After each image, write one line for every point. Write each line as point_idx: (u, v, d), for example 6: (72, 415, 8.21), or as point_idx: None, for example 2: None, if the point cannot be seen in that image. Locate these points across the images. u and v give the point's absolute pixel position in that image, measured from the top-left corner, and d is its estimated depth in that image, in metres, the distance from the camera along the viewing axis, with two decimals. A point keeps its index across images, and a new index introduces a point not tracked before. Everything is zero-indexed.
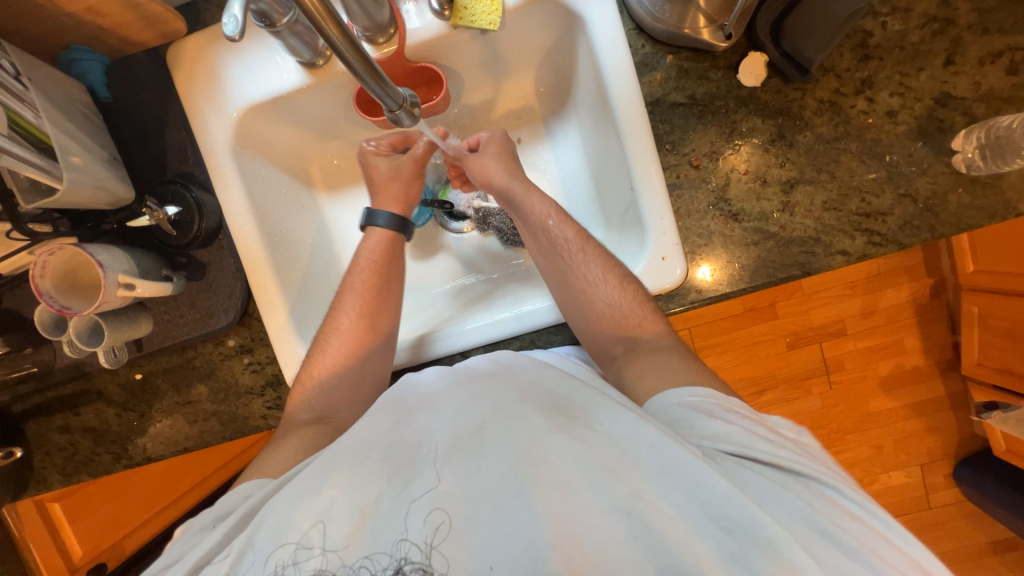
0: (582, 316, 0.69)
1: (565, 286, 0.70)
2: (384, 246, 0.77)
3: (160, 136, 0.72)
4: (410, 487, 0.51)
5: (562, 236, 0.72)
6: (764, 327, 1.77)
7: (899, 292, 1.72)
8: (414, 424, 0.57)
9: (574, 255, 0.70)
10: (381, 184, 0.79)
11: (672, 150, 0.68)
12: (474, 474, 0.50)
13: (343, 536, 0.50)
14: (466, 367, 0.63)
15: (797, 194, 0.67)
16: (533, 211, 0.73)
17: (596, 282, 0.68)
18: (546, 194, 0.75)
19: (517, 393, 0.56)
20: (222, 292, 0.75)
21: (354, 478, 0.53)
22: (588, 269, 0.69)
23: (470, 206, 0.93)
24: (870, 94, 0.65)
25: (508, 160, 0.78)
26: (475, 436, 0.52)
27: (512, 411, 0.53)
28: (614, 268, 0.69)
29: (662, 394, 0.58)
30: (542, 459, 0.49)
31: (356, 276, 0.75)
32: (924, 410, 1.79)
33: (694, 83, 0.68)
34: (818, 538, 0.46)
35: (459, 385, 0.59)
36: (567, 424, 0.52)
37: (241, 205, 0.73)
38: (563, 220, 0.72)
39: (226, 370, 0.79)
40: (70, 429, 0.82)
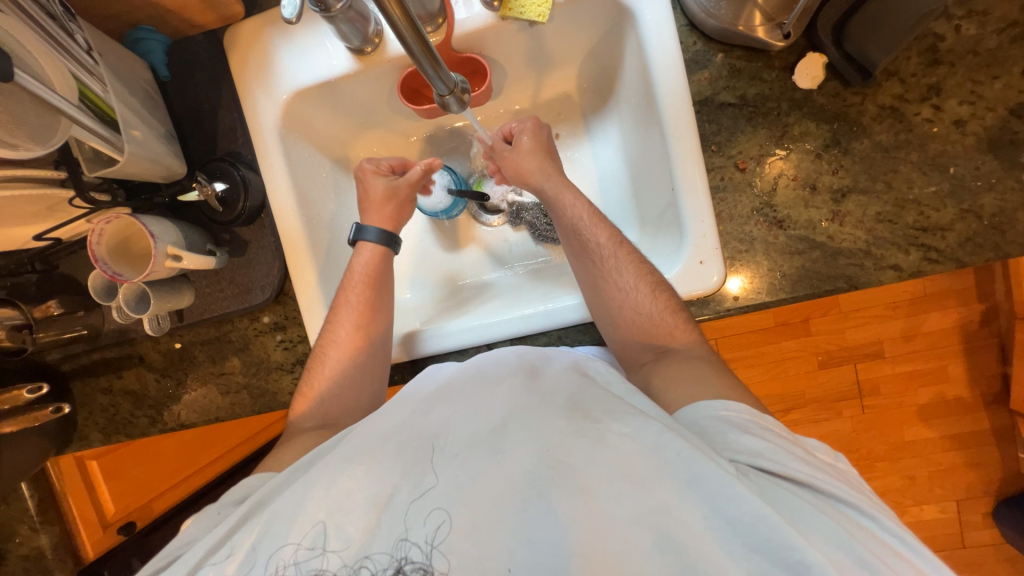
0: (613, 316, 0.68)
1: (594, 285, 0.69)
2: (373, 263, 0.77)
3: (213, 116, 0.75)
4: (424, 482, 0.51)
5: (597, 248, 0.70)
6: (795, 343, 1.71)
7: (946, 316, 1.63)
8: (433, 415, 0.57)
9: (606, 261, 0.69)
10: (375, 203, 0.79)
11: (718, 151, 0.66)
12: (494, 469, 0.50)
13: (357, 531, 0.50)
14: (489, 359, 0.63)
15: (848, 203, 0.64)
16: (566, 211, 0.73)
17: (629, 287, 0.67)
18: (583, 204, 0.73)
19: (540, 394, 0.56)
20: (261, 269, 0.77)
21: (371, 468, 0.53)
22: (620, 278, 0.68)
23: (504, 199, 0.93)
24: (938, 101, 0.61)
25: (545, 155, 0.77)
26: (495, 433, 0.52)
27: (533, 412, 0.53)
28: (647, 277, 0.68)
29: (695, 404, 0.57)
30: (563, 463, 0.49)
31: (350, 290, 0.75)
32: (965, 443, 1.69)
33: (746, 83, 0.65)
34: (855, 566, 0.43)
35: (478, 379, 0.59)
36: (591, 428, 0.51)
37: (284, 187, 0.75)
38: (600, 230, 0.71)
39: (260, 346, 0.81)
40: (113, 391, 0.86)
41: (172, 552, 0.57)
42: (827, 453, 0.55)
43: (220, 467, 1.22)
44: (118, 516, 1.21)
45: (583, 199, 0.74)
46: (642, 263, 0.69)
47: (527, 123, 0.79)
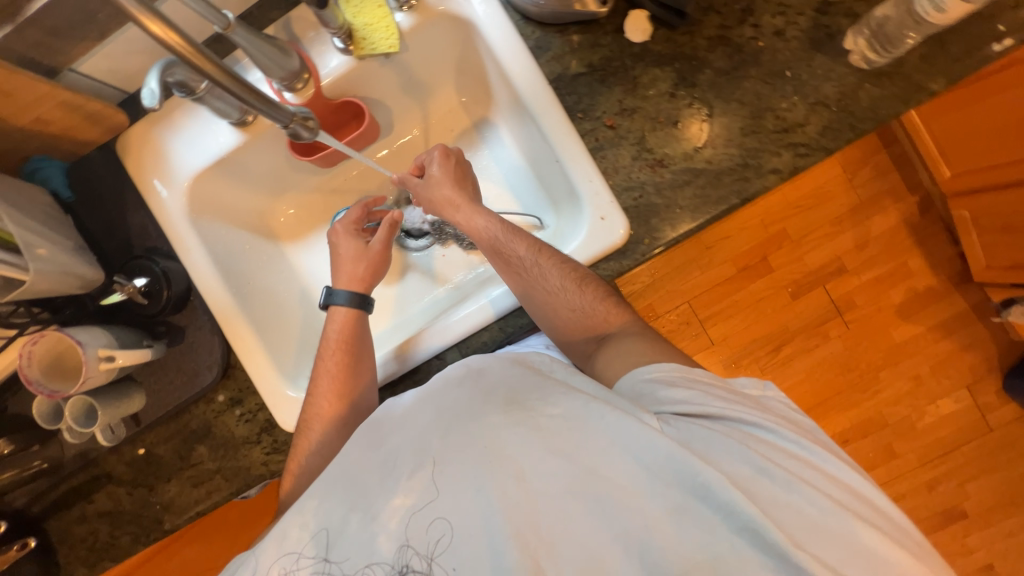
0: (551, 315, 0.70)
1: (527, 290, 0.70)
2: (348, 324, 0.78)
3: (123, 220, 0.78)
4: (375, 508, 0.54)
5: (519, 260, 0.71)
6: (762, 283, 1.75)
7: (887, 216, 1.70)
8: (380, 444, 0.58)
9: (530, 270, 0.70)
10: (347, 262, 0.81)
11: (585, 117, 0.71)
12: (438, 480, 0.53)
13: (320, 568, 0.54)
14: (439, 377, 0.60)
15: (713, 128, 0.69)
16: (480, 233, 0.75)
17: (556, 288, 0.68)
18: (495, 221, 0.75)
19: (477, 392, 0.57)
20: (203, 350, 0.79)
21: (326, 505, 0.56)
22: (547, 281, 0.69)
23: (425, 220, 0.94)
24: (754, 20, 0.68)
25: (460, 180, 0.79)
26: (436, 443, 0.55)
27: (468, 412, 0.55)
28: (572, 274, 0.68)
29: (629, 373, 0.61)
30: (502, 454, 0.52)
31: (328, 358, 0.75)
32: (952, 328, 1.71)
33: (589, 52, 0.71)
34: (756, 475, 0.49)
35: (418, 396, 0.60)
36: (525, 415, 0.53)
37: (206, 265, 0.77)
38: (517, 242, 0.72)
39: (222, 426, 0.81)
40: (89, 518, 0.84)
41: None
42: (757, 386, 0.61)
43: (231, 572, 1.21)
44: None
45: (494, 216, 0.76)
46: (566, 262, 0.69)
47: (433, 151, 0.80)
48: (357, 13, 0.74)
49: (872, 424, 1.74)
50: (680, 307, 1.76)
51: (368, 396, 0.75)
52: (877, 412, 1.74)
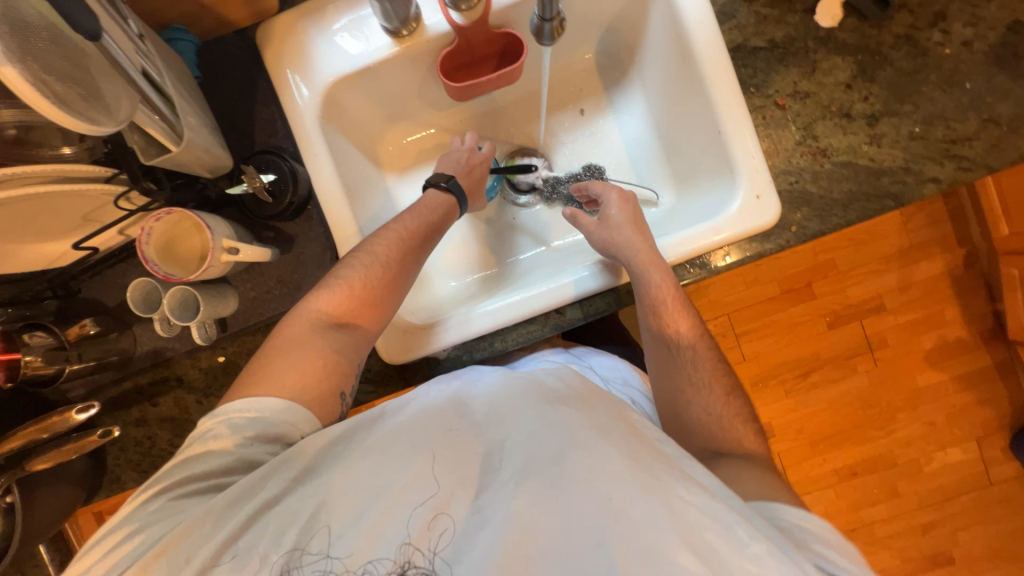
0: (679, 407, 0.73)
1: (665, 364, 0.74)
2: (439, 213, 0.77)
3: (249, 112, 0.73)
4: (479, 497, 0.54)
5: (676, 338, 0.73)
6: (803, 308, 1.77)
7: (933, 263, 1.74)
8: (491, 435, 0.58)
9: (683, 350, 0.73)
10: (461, 168, 0.82)
11: (757, 92, 0.70)
12: (541, 510, 0.51)
13: (356, 544, 0.52)
14: (553, 378, 0.62)
15: (882, 126, 0.69)
16: (652, 286, 0.71)
17: (701, 384, 0.71)
18: (669, 286, 0.71)
19: (603, 431, 0.55)
20: (311, 263, 0.75)
21: (421, 477, 0.55)
22: (695, 370, 0.72)
23: (539, 176, 0.91)
24: (945, 26, 0.67)
25: (637, 226, 0.75)
26: (555, 462, 0.53)
27: (597, 450, 0.52)
28: (722, 379, 0.73)
29: (768, 503, 0.61)
30: (610, 516, 0.49)
31: (393, 233, 0.72)
32: (972, 381, 1.77)
33: (773, 27, 0.69)
34: None
35: (538, 403, 0.58)
36: (657, 485, 0.50)
37: (331, 175, 0.73)
38: (680, 321, 0.73)
39: None
40: (148, 421, 0.79)
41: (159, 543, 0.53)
42: None
43: None
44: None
45: (672, 279, 0.72)
46: (717, 361, 0.73)
47: (609, 192, 0.80)
48: None
49: (881, 461, 1.78)
50: (720, 318, 1.78)
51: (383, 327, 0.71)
52: (888, 451, 1.78)
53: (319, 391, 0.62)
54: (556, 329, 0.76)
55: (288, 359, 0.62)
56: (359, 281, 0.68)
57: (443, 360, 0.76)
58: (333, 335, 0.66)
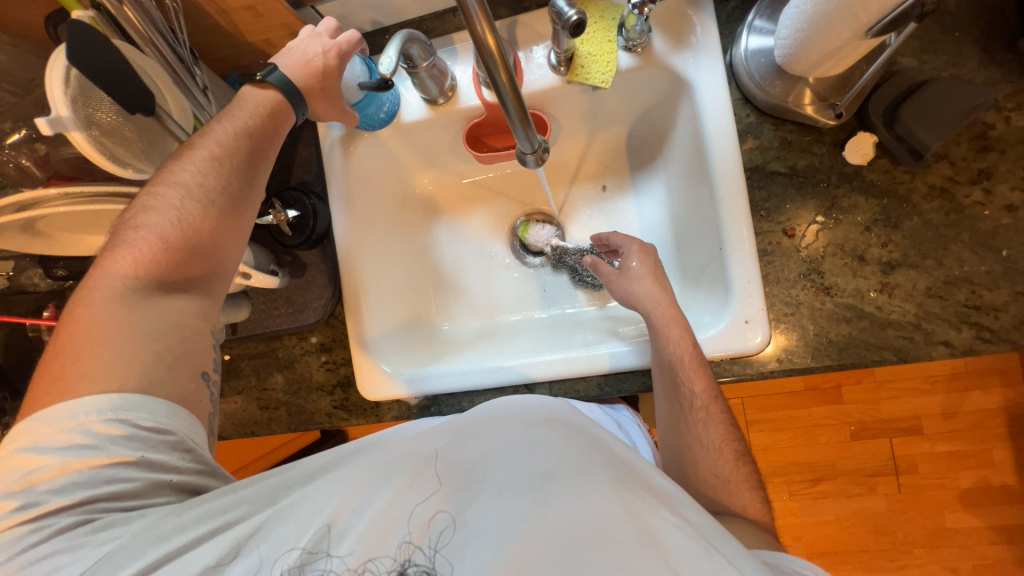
0: (687, 467, 0.69)
1: (675, 428, 0.71)
2: (264, 111, 0.62)
3: (292, 149, 0.83)
4: (465, 510, 0.50)
5: (690, 396, 0.68)
6: (826, 410, 1.65)
7: (988, 395, 1.57)
8: (473, 444, 0.55)
9: (696, 412, 0.68)
10: (295, 59, 0.65)
11: (767, 217, 0.69)
12: (532, 522, 0.47)
13: (358, 544, 0.48)
14: (525, 404, 0.59)
15: (897, 276, 0.65)
16: (670, 343, 0.69)
17: (712, 448, 0.67)
18: (688, 344, 0.68)
19: (583, 448, 0.53)
20: (316, 291, 0.82)
21: (411, 483, 0.51)
22: (704, 433, 0.68)
23: (548, 243, 0.93)
24: (988, 185, 0.63)
25: (657, 271, 0.75)
26: (542, 480, 0.50)
27: (582, 472, 0.50)
28: (733, 443, 0.68)
29: (775, 551, 0.57)
30: (602, 537, 0.46)
31: (207, 144, 0.59)
32: (1013, 536, 1.56)
33: (796, 155, 0.68)
34: None
35: (523, 420, 0.57)
36: (638, 503, 0.48)
37: (349, 220, 0.80)
38: (697, 379, 0.67)
39: (304, 364, 0.84)
40: None
41: (96, 507, 0.49)
42: None
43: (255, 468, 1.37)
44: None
45: (690, 335, 0.69)
46: (729, 425, 0.69)
47: (632, 243, 0.78)
48: (584, 39, 0.72)
49: None
50: (732, 400, 1.70)
51: (235, 259, 0.62)
52: None
53: (176, 383, 0.54)
54: None
55: (128, 357, 0.52)
56: (197, 217, 0.58)
57: (414, 407, 0.81)
58: (175, 298, 0.57)
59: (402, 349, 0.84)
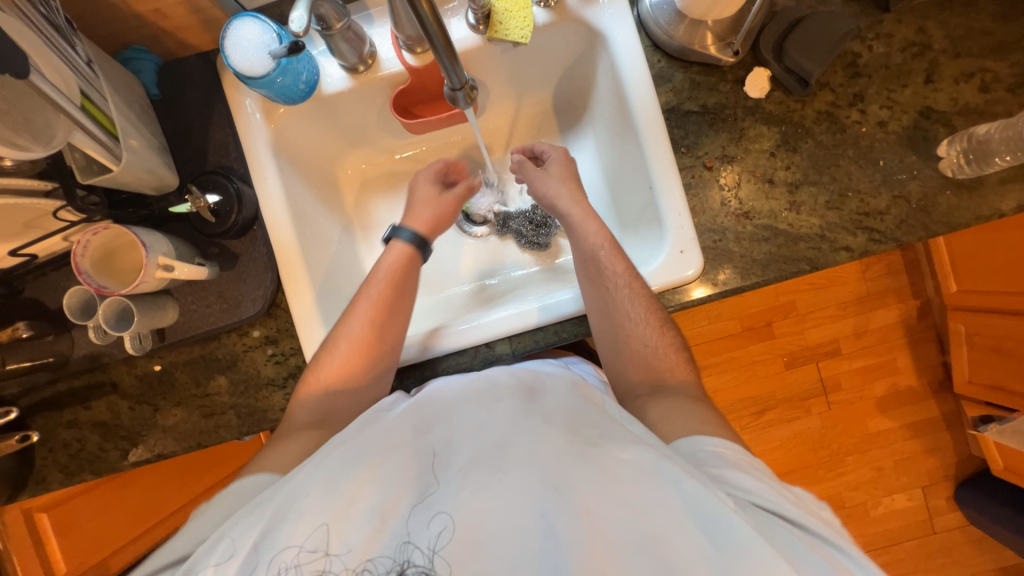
0: (619, 343, 0.71)
1: (605, 316, 0.71)
2: (401, 266, 0.76)
3: (203, 133, 0.76)
4: (434, 494, 0.53)
5: (613, 277, 0.72)
6: (762, 347, 1.82)
7: (888, 312, 1.80)
8: (436, 430, 0.60)
9: (619, 289, 0.71)
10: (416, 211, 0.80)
11: (687, 153, 0.74)
12: (496, 489, 0.51)
13: (356, 539, 0.50)
14: (487, 378, 0.66)
15: (801, 194, 0.73)
16: (588, 237, 0.75)
17: (638, 319, 0.70)
18: (603, 233, 0.75)
19: (538, 412, 0.58)
20: (251, 281, 0.77)
21: (382, 475, 0.55)
22: (631, 307, 0.70)
23: (490, 210, 0.95)
24: (863, 106, 0.72)
25: (574, 183, 0.80)
26: (499, 449, 0.54)
27: (534, 430, 0.55)
28: (656, 312, 0.71)
29: (690, 437, 0.58)
30: (565, 483, 0.50)
31: (372, 286, 0.74)
32: (921, 430, 1.81)
33: (705, 94, 0.74)
34: None
35: (478, 396, 0.63)
36: (590, 449, 0.53)
37: (277, 201, 0.76)
38: (617, 262, 0.73)
39: (249, 361, 0.79)
40: (79, 424, 0.80)
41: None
42: (813, 500, 0.55)
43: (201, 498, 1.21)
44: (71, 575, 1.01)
45: (606, 228, 0.76)
46: (650, 298, 0.71)
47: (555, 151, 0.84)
48: None
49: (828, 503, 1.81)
50: None
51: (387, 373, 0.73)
52: (836, 492, 1.81)
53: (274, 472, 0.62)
54: (487, 361, 0.79)
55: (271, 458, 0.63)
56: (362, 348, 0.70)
57: None
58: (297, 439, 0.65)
59: None
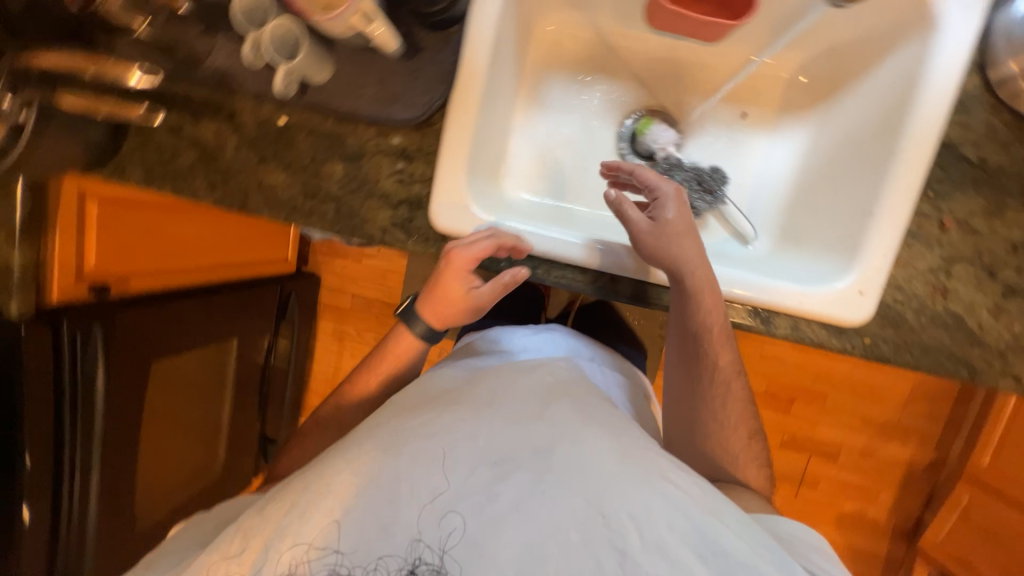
0: (696, 433, 0.75)
1: (690, 397, 0.75)
2: (405, 351, 0.77)
3: None
4: (460, 475, 0.56)
5: (713, 365, 0.73)
6: (771, 416, 1.81)
7: (902, 449, 1.77)
8: (471, 412, 0.62)
9: (714, 382, 0.73)
10: (446, 298, 0.73)
11: (931, 201, 0.66)
12: (526, 502, 0.54)
13: (362, 533, 0.54)
14: (541, 373, 0.71)
15: (1011, 302, 0.65)
16: (703, 306, 0.68)
17: (725, 422, 0.73)
18: (718, 315, 0.69)
19: (579, 418, 0.61)
20: (419, 85, 0.70)
21: (407, 454, 0.57)
22: (718, 408, 0.74)
23: (663, 150, 0.86)
24: None
25: (694, 235, 0.69)
26: (536, 454, 0.57)
27: (577, 437, 0.58)
28: (748, 418, 0.75)
29: (771, 517, 0.65)
30: (600, 503, 0.53)
31: (379, 359, 0.78)
32: (860, 558, 1.85)
33: (992, 149, 0.66)
34: None
35: (524, 391, 0.66)
36: (637, 472, 0.56)
37: (495, 14, 0.67)
38: (721, 351, 0.72)
39: (373, 165, 0.72)
40: (180, 136, 0.75)
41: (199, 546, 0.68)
42: None
43: (203, 275, 1.29)
44: (97, 272, 0.99)
45: (722, 305, 0.69)
46: (745, 399, 0.75)
47: (665, 191, 0.70)
48: None
49: None
50: None
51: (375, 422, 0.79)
52: None
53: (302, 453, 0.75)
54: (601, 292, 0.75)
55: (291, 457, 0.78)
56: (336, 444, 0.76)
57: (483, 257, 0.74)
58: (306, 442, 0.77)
59: (483, 192, 0.75)
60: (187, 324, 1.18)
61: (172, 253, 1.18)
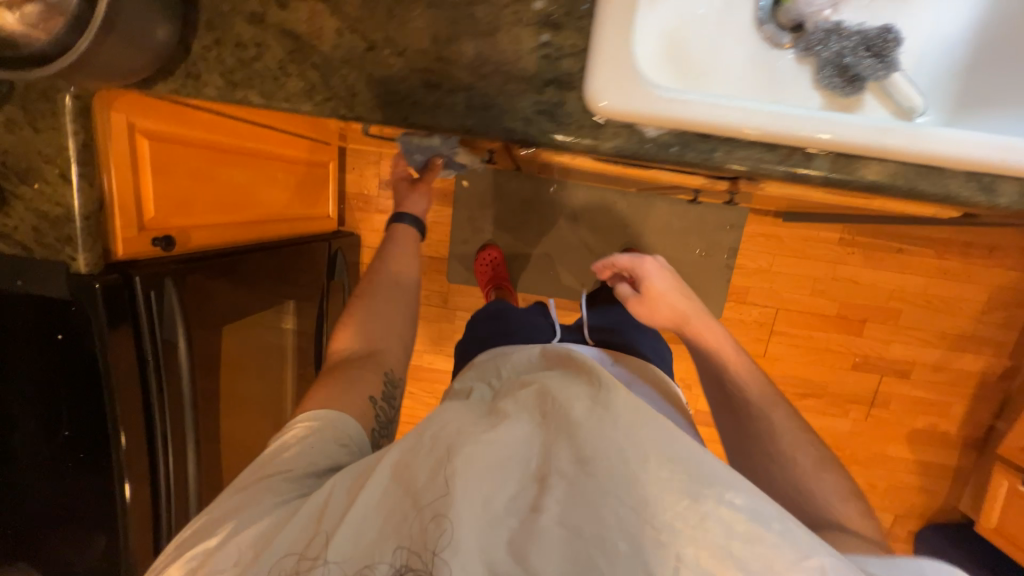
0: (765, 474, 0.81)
1: (743, 436, 0.85)
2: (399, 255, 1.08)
3: None
4: (504, 489, 0.55)
5: (745, 402, 0.86)
6: (842, 339, 1.76)
7: (976, 360, 1.75)
8: (523, 428, 0.59)
9: (755, 415, 0.84)
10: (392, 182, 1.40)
11: None
12: (565, 508, 0.52)
13: (375, 538, 0.57)
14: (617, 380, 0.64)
15: None
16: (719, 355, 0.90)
17: (786, 439, 0.81)
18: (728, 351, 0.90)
19: (655, 427, 0.56)
20: None
21: (440, 471, 0.57)
22: (774, 447, 0.81)
23: (818, 18, 0.75)
24: None
25: (675, 283, 0.94)
26: (590, 468, 0.54)
27: (579, 434, 0.56)
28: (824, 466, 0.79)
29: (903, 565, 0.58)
30: (653, 515, 0.50)
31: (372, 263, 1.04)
32: (929, 471, 1.86)
33: None
34: None
35: (589, 391, 0.62)
36: (696, 491, 0.51)
37: None
38: (751, 382, 0.87)
39: (510, 39, 0.60)
40: (264, 25, 0.62)
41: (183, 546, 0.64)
42: None
43: (245, 230, 1.15)
44: (155, 224, 0.87)
45: (739, 351, 0.90)
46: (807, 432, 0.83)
47: (633, 260, 0.97)
48: None
49: None
50: (765, 308, 1.76)
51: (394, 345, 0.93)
52: None
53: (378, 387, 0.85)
54: (792, 173, 0.61)
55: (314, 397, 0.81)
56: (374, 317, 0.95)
57: (649, 143, 0.61)
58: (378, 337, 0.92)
59: None
60: (238, 281, 1.05)
61: (217, 204, 1.04)
